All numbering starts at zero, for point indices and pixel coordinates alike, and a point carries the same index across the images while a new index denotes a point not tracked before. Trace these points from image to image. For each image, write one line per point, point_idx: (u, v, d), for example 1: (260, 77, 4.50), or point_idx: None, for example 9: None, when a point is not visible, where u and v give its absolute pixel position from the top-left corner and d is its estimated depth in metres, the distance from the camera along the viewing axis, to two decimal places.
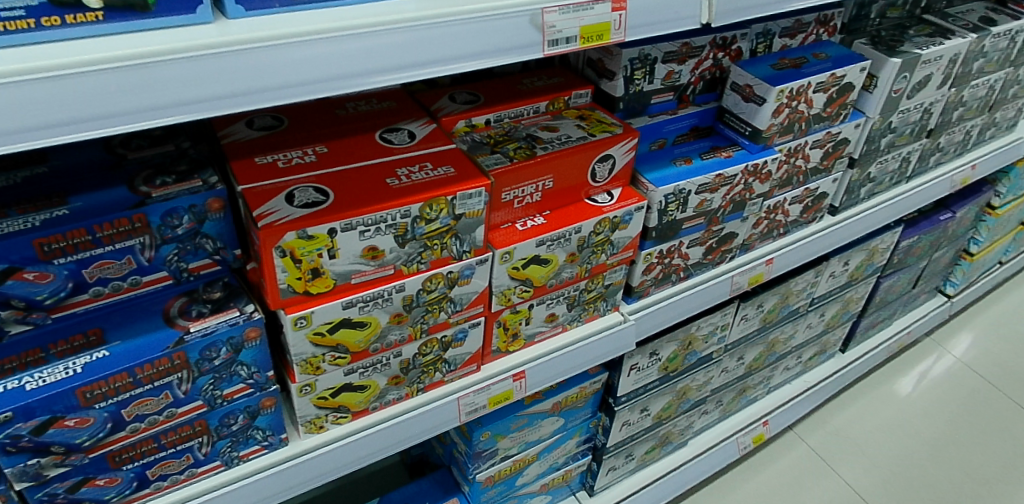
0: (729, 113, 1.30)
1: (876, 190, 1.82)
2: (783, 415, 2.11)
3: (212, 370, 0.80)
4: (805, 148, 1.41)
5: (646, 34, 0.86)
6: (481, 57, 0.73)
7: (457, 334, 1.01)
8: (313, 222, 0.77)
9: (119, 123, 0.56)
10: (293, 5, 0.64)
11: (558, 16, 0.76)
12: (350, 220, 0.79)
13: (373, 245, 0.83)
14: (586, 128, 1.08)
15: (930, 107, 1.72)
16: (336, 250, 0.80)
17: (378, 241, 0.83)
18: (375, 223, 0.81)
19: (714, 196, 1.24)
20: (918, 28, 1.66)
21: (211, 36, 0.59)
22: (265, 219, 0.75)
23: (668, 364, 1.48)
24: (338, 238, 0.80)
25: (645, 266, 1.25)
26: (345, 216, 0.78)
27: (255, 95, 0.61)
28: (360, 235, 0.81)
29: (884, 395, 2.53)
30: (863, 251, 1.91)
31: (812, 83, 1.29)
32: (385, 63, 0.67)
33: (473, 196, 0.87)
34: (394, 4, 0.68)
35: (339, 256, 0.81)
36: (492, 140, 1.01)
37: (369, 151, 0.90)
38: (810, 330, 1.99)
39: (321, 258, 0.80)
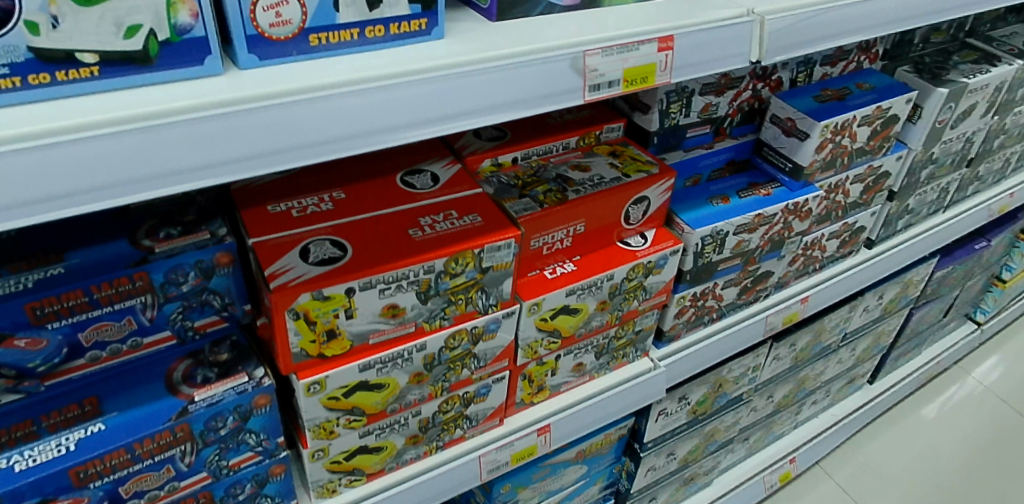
0: (768, 147, 1.23)
1: (913, 221, 1.74)
2: (810, 451, 2.03)
3: (217, 441, 0.74)
4: (846, 184, 1.33)
5: (694, 75, 0.79)
6: (518, 105, 0.66)
7: (480, 390, 0.95)
8: (329, 282, 0.70)
9: (120, 194, 0.50)
10: (313, 53, 0.58)
11: (600, 59, 0.69)
12: (369, 278, 0.72)
13: (393, 303, 0.76)
14: (620, 167, 1.00)
15: (972, 135, 1.64)
16: (354, 310, 0.74)
17: (399, 299, 0.76)
18: (397, 280, 0.75)
19: (752, 236, 1.17)
20: (962, 54, 1.58)
21: (222, 90, 0.53)
22: (278, 279, 0.69)
23: (697, 407, 1.40)
24: (357, 297, 0.73)
25: (678, 310, 1.18)
26: (364, 274, 0.72)
27: (272, 156, 0.55)
28: (379, 294, 0.74)
29: (914, 426, 2.43)
30: (898, 284, 1.83)
31: (857, 116, 1.21)
32: (412, 117, 0.60)
33: (501, 247, 0.80)
34: (423, 50, 0.62)
35: (356, 317, 0.75)
36: (520, 182, 0.94)
37: (390, 196, 0.83)
38: (841, 365, 1.91)
39: (338, 318, 0.74)
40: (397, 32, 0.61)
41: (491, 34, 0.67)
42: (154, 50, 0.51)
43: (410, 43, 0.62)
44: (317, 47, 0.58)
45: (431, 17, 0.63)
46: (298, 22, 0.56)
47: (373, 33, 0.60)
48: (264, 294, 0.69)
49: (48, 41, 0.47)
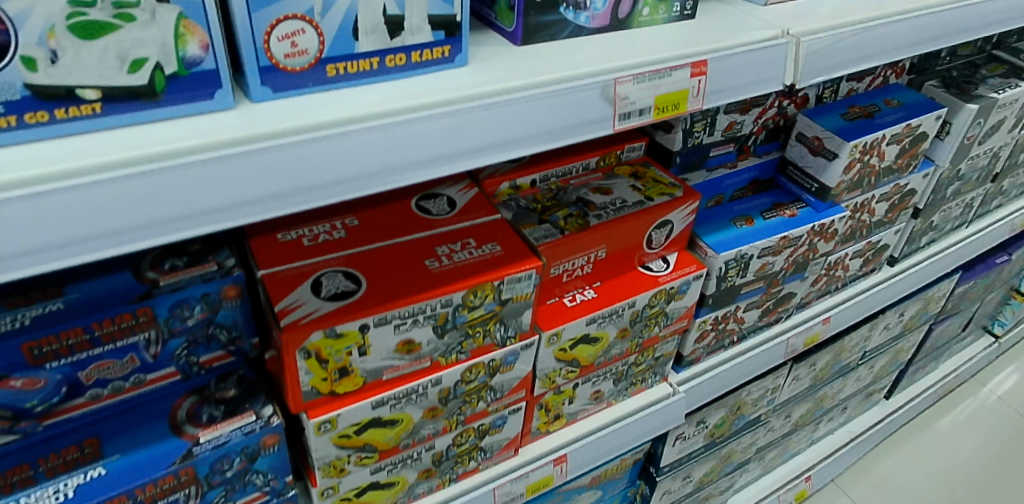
0: (793, 166, 1.19)
1: (936, 237, 1.69)
2: (825, 469, 1.99)
3: (223, 483, 0.71)
4: (872, 203, 1.29)
5: (727, 99, 0.75)
6: (545, 136, 0.62)
7: (496, 421, 0.91)
8: (343, 319, 0.67)
9: (123, 242, 0.46)
10: (330, 83, 0.54)
11: (632, 86, 0.66)
12: (384, 315, 0.69)
13: (409, 338, 0.73)
14: (643, 190, 0.96)
15: (999, 151, 1.60)
16: (367, 347, 0.70)
17: (414, 334, 0.73)
18: (413, 315, 0.71)
19: (776, 259, 1.13)
20: (990, 67, 1.53)
21: (233, 127, 0.49)
22: (289, 316, 0.65)
23: (715, 430, 1.36)
24: (371, 333, 0.70)
25: (698, 335, 1.14)
26: (379, 310, 0.68)
27: (286, 197, 0.51)
28: (394, 329, 0.71)
29: (932, 440, 2.37)
30: (920, 301, 1.78)
31: (886, 135, 1.17)
32: (434, 152, 0.56)
33: (521, 278, 0.77)
34: (445, 79, 0.58)
35: (370, 353, 0.71)
36: (539, 205, 0.90)
37: (405, 222, 0.79)
38: (859, 382, 1.87)
39: (351, 356, 0.70)
40: (418, 60, 0.58)
41: (516, 60, 0.63)
42: (161, 84, 0.47)
43: (432, 71, 0.59)
44: (336, 78, 0.54)
45: (455, 43, 0.59)
46: (315, 51, 0.52)
47: (395, 62, 0.56)
48: (274, 332, 0.65)
49: (46, 77, 0.43)
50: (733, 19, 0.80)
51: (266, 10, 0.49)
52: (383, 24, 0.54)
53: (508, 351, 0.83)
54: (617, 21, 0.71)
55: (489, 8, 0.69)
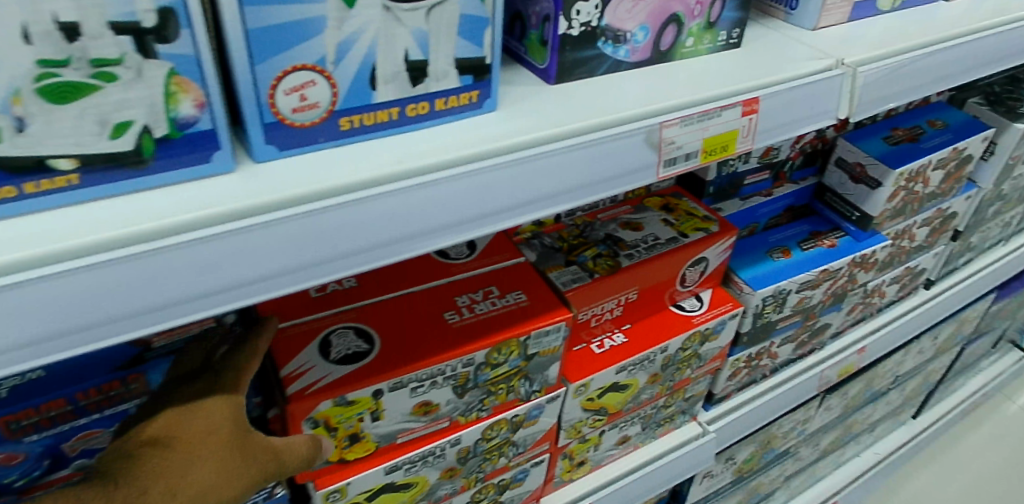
0: (832, 193, 1.12)
1: (973, 257, 1.61)
2: (852, 493, 1.91)
3: None
4: (913, 228, 1.21)
5: (778, 137, 0.68)
6: (585, 190, 0.56)
7: (517, 475, 0.84)
8: (355, 386, 0.61)
9: (109, 333, 0.40)
10: (342, 137, 0.48)
11: (678, 130, 0.59)
12: (399, 379, 0.63)
13: (426, 400, 0.67)
14: (675, 224, 0.90)
15: None
16: (380, 411, 0.64)
17: (433, 395, 0.67)
18: (431, 377, 0.65)
19: (815, 292, 1.05)
20: None
21: (232, 197, 0.43)
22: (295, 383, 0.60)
23: (744, 465, 1.30)
24: (384, 398, 0.64)
25: (730, 373, 1.07)
26: (394, 374, 0.62)
27: (294, 274, 0.45)
28: (410, 392, 0.65)
29: (961, 458, 2.28)
30: (954, 323, 1.70)
31: (933, 160, 1.09)
32: (462, 214, 0.50)
33: (550, 332, 0.70)
34: (473, 129, 0.52)
35: (383, 418, 0.65)
36: (565, 244, 0.85)
37: (422, 267, 0.72)
38: (889, 405, 1.79)
39: (362, 421, 0.64)
40: (443, 107, 0.51)
41: (549, 103, 0.57)
42: (149, 148, 0.41)
43: (457, 119, 0.52)
44: (349, 131, 0.48)
45: (484, 87, 0.53)
46: (327, 104, 0.46)
47: (415, 111, 0.50)
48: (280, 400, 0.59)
49: (13, 147, 0.37)
50: (781, 47, 0.73)
51: (270, 61, 0.42)
52: (405, 70, 0.47)
53: (533, 407, 0.77)
54: (658, 54, 0.64)
55: (518, 42, 0.62)
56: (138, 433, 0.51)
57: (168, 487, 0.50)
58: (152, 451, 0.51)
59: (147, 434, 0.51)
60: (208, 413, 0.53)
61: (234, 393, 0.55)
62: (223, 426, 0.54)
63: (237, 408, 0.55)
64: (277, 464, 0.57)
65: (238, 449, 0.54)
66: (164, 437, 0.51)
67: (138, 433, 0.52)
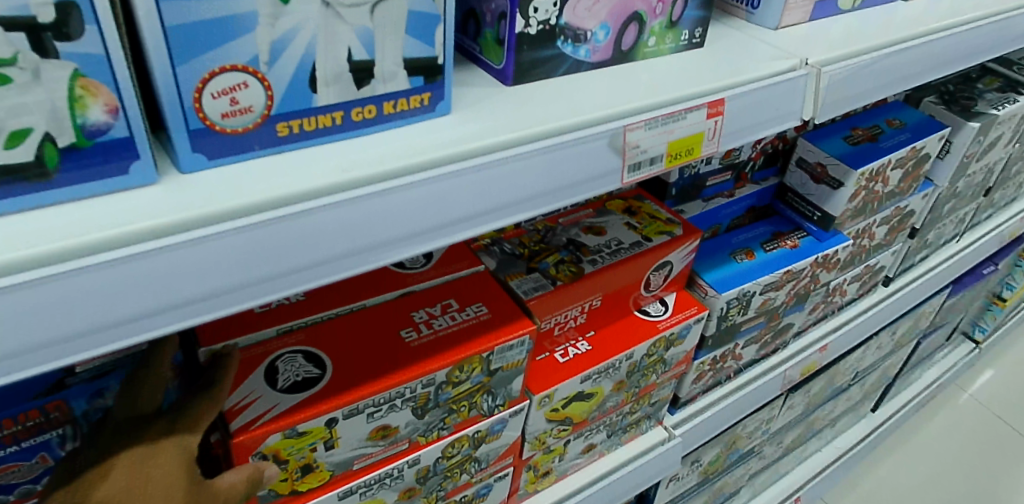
0: (793, 193, 1.12)
1: (929, 253, 1.63)
2: (814, 488, 1.93)
3: None
4: (873, 227, 1.22)
5: (743, 140, 0.66)
6: (548, 197, 0.53)
7: (480, 490, 0.81)
8: (305, 417, 0.57)
9: (14, 368, 0.35)
10: (278, 144, 0.44)
11: (643, 133, 0.57)
12: (354, 405, 0.59)
13: (384, 424, 0.63)
14: (639, 228, 0.88)
15: (994, 165, 1.55)
16: (334, 440, 0.61)
17: (391, 419, 0.63)
18: (388, 401, 0.61)
19: (778, 293, 1.05)
20: (986, 80, 1.48)
21: (153, 211, 0.38)
22: (240, 417, 0.56)
23: (709, 467, 1.29)
24: (339, 426, 0.60)
25: (695, 376, 1.06)
26: (348, 401, 0.58)
27: (229, 295, 0.40)
28: (367, 418, 0.61)
29: (918, 449, 2.32)
30: (911, 318, 1.73)
31: (892, 160, 1.09)
32: (415, 227, 0.46)
33: (513, 346, 0.67)
34: (424, 134, 0.48)
35: (338, 445, 0.62)
36: (526, 250, 0.82)
37: (374, 279, 0.69)
38: (849, 400, 1.81)
39: (315, 451, 0.60)
40: (391, 111, 0.48)
41: (506, 106, 0.54)
42: (53, 158, 0.37)
43: (407, 124, 0.49)
44: (287, 138, 0.44)
45: (436, 89, 0.49)
46: (262, 108, 0.42)
47: (361, 115, 0.46)
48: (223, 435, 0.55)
49: None
50: (745, 47, 0.71)
51: (194, 62, 0.38)
52: (348, 71, 0.43)
53: (497, 422, 0.74)
54: (619, 54, 0.62)
55: (472, 41, 0.59)
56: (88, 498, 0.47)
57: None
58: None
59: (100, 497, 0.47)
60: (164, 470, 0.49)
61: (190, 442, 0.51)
62: (179, 484, 0.50)
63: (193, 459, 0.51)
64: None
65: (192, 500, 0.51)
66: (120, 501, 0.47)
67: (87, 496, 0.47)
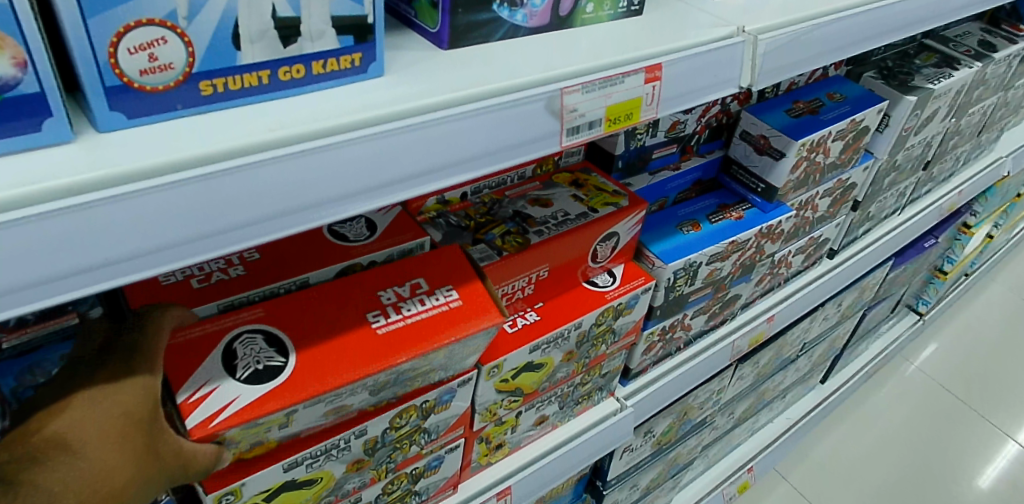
0: (737, 165, 1.14)
1: (872, 227, 1.69)
2: (767, 458, 1.98)
3: None
4: (816, 199, 1.25)
5: (680, 107, 0.67)
6: (486, 160, 0.53)
7: (431, 462, 0.82)
8: (266, 410, 0.55)
9: None
10: (203, 105, 0.43)
11: (580, 96, 0.57)
12: (317, 396, 0.58)
13: (340, 406, 0.62)
14: (586, 199, 0.89)
15: (931, 139, 1.60)
16: (290, 422, 0.59)
17: (348, 401, 0.62)
18: (350, 389, 0.60)
19: (724, 264, 1.07)
20: (923, 57, 1.53)
21: (66, 170, 0.37)
22: (198, 410, 0.54)
23: (662, 438, 1.31)
24: (298, 414, 0.58)
25: (646, 347, 1.08)
26: (311, 394, 0.57)
27: (152, 256, 0.39)
28: (326, 404, 0.60)
29: (867, 418, 2.41)
30: (856, 290, 1.78)
31: (832, 131, 1.12)
32: (348, 187, 0.46)
33: (481, 336, 0.66)
34: (354, 95, 0.48)
35: (292, 425, 0.60)
36: (473, 222, 0.83)
37: (318, 252, 0.68)
38: (799, 371, 1.86)
39: (269, 431, 0.59)
40: (321, 72, 0.47)
41: (442, 68, 0.53)
42: None
43: (339, 84, 0.48)
44: (212, 97, 0.43)
45: (367, 50, 0.49)
46: (183, 65, 0.41)
47: (290, 75, 0.45)
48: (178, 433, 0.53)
49: None
50: (685, 16, 0.72)
51: (107, 14, 0.37)
52: (274, 29, 0.43)
53: (447, 387, 0.73)
54: (558, 19, 0.62)
55: (407, 5, 0.58)
56: (36, 432, 0.44)
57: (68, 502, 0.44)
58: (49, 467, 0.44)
59: (49, 434, 0.44)
60: (121, 411, 0.47)
61: (150, 385, 0.50)
62: (135, 428, 0.48)
63: (154, 406, 0.49)
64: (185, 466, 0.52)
65: (147, 450, 0.48)
66: (70, 440, 0.45)
67: (37, 430, 0.44)
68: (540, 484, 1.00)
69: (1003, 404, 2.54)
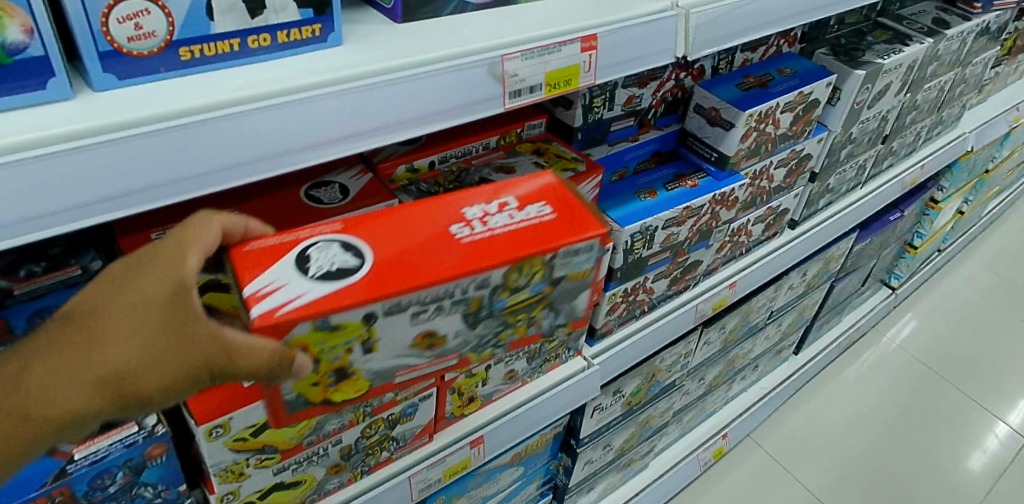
0: (693, 137, 1.22)
1: (834, 199, 1.77)
2: (741, 425, 2.07)
3: (106, 499, 0.65)
4: (770, 169, 1.33)
5: (618, 75, 0.75)
6: (434, 118, 0.60)
7: (406, 409, 0.89)
8: (342, 305, 0.55)
9: None
10: (185, 68, 0.50)
11: (520, 63, 0.64)
12: (397, 298, 0.57)
13: (430, 330, 0.63)
14: (546, 166, 0.96)
15: (887, 113, 1.68)
16: (373, 342, 0.60)
17: (437, 324, 0.63)
18: (434, 296, 0.60)
19: (680, 229, 1.14)
20: (876, 34, 1.61)
21: (67, 120, 0.44)
22: (264, 301, 0.53)
23: (632, 399, 1.40)
24: (377, 324, 0.59)
25: (609, 307, 1.16)
26: (391, 293, 0.57)
27: (142, 194, 0.47)
28: (412, 317, 0.60)
29: (841, 389, 2.50)
30: (821, 260, 1.87)
31: (779, 103, 1.20)
32: (311, 138, 0.53)
33: (578, 252, 0.67)
34: (315, 60, 0.55)
35: (378, 350, 0.61)
36: (441, 189, 0.90)
37: (296, 213, 0.75)
38: (768, 340, 1.94)
39: (351, 353, 0.60)
40: (286, 41, 0.54)
41: (395, 39, 0.61)
42: None
43: (302, 52, 0.55)
44: (191, 62, 0.50)
45: (326, 22, 0.56)
46: (164, 34, 0.48)
47: (258, 43, 0.53)
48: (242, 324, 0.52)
49: None
50: None
51: None
52: (242, 3, 0.49)
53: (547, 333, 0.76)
54: None
55: None
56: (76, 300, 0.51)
57: (74, 365, 0.49)
58: (75, 341, 0.50)
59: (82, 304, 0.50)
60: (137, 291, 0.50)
61: (177, 272, 0.50)
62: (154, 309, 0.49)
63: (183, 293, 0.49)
64: (234, 362, 0.51)
65: (173, 336, 0.49)
66: (92, 308, 0.50)
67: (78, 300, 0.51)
68: (511, 435, 1.07)
69: (973, 374, 2.64)
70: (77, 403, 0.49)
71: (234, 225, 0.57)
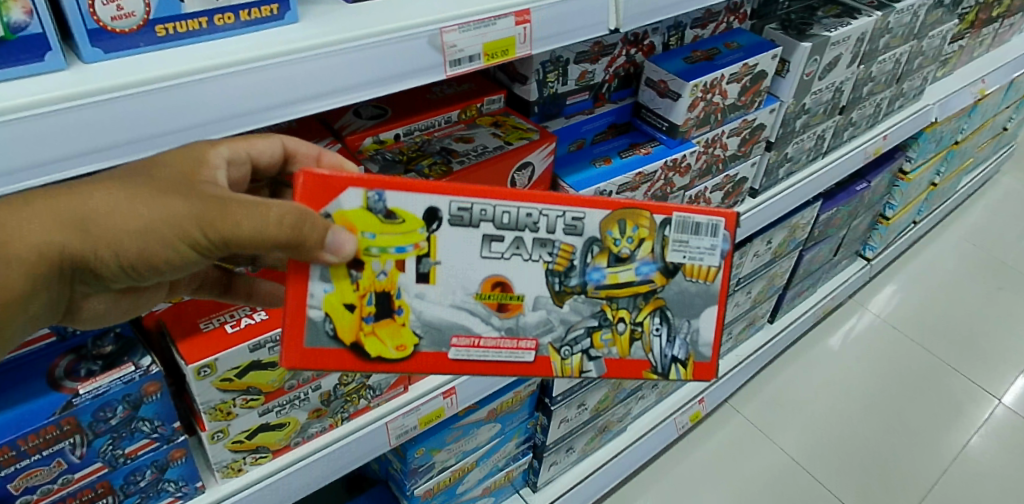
0: (646, 109, 1.31)
1: (795, 168, 1.86)
2: (718, 390, 2.16)
3: (108, 431, 0.74)
4: (722, 138, 1.42)
5: (553, 45, 0.84)
6: (383, 83, 0.69)
7: None
8: (398, 181, 0.65)
9: None
10: (162, 42, 0.59)
11: (458, 35, 0.73)
12: (464, 200, 0.67)
13: (500, 275, 0.71)
14: (503, 136, 1.05)
15: (841, 85, 1.77)
16: (432, 275, 0.70)
17: (509, 271, 0.71)
18: (514, 219, 0.69)
19: (635, 194, 1.23)
20: (827, 10, 1.70)
21: (61, 85, 0.53)
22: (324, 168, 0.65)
23: None
24: (440, 234, 0.68)
25: None
26: (451, 187, 0.67)
27: (129, 145, 0.57)
28: (485, 245, 0.70)
29: (819, 356, 2.59)
30: (786, 228, 1.96)
31: (725, 75, 1.29)
32: (272, 99, 0.62)
33: (694, 235, 0.75)
34: (274, 35, 0.64)
35: (433, 282, 0.70)
36: (404, 157, 0.98)
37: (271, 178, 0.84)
38: (739, 307, 2.04)
39: (404, 278, 0.69)
40: (247, 18, 0.63)
41: (345, 16, 0.69)
42: None
43: (262, 28, 0.64)
44: (166, 37, 0.59)
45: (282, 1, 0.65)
46: (141, 13, 0.57)
47: (223, 21, 0.61)
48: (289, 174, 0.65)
49: None
50: None
51: None
52: None
53: (665, 370, 0.81)
54: None
55: None
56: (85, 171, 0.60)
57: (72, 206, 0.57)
58: (82, 188, 0.58)
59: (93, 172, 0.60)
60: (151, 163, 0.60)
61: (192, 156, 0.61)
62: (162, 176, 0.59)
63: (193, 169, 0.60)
64: (235, 220, 0.58)
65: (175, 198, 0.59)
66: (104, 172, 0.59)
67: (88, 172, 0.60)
68: (482, 388, 1.16)
69: (948, 340, 2.74)
70: (56, 236, 0.57)
71: (307, 154, 0.81)
